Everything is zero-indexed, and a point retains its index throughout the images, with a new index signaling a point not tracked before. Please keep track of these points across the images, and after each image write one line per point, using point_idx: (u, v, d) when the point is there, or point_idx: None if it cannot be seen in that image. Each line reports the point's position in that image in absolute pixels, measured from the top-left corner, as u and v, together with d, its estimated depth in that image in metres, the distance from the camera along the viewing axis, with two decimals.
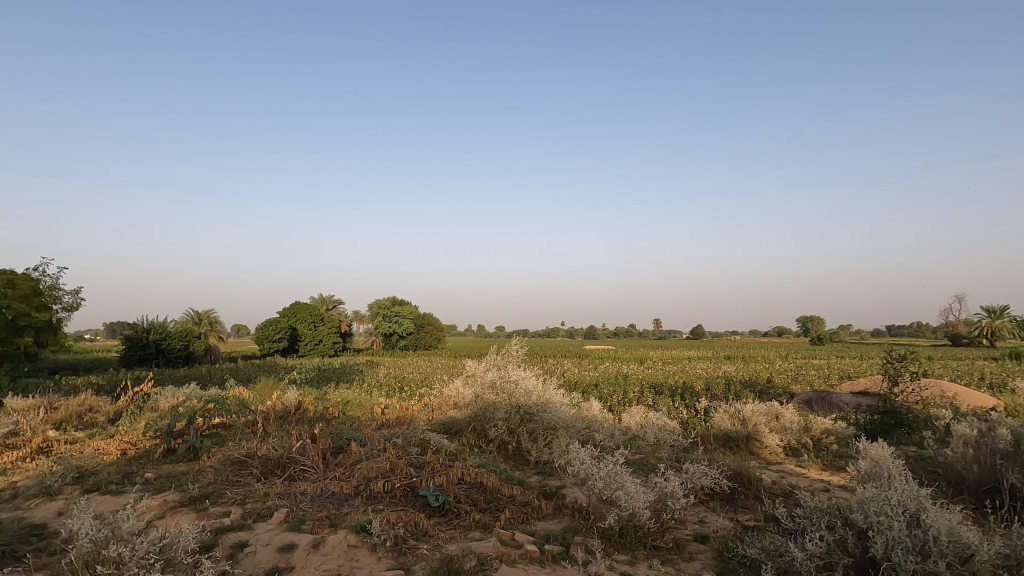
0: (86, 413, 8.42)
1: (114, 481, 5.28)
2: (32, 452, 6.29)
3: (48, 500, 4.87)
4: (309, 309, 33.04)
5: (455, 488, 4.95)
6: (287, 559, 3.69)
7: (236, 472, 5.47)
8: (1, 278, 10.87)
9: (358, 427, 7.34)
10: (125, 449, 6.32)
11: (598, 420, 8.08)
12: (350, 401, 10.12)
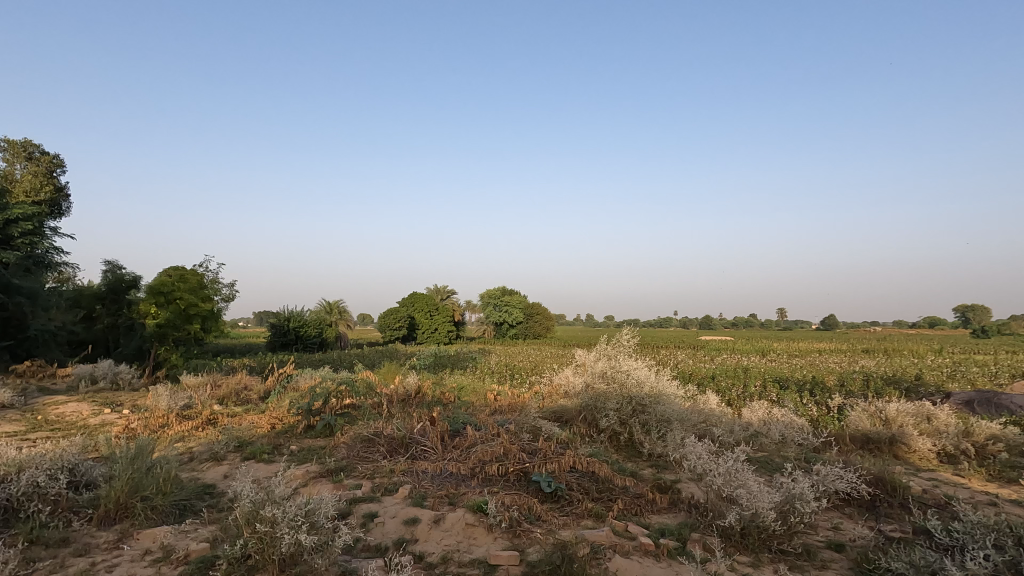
0: (243, 391, 9.63)
1: (266, 450, 6.01)
2: (203, 422, 7.34)
3: (216, 464, 5.65)
4: (425, 301, 34.83)
5: (567, 476, 4.99)
6: (412, 531, 3.97)
7: (366, 449, 5.94)
8: (175, 273, 12.69)
9: (473, 412, 7.65)
10: (274, 423, 7.14)
11: (715, 414, 7.70)
12: (465, 387, 10.56)
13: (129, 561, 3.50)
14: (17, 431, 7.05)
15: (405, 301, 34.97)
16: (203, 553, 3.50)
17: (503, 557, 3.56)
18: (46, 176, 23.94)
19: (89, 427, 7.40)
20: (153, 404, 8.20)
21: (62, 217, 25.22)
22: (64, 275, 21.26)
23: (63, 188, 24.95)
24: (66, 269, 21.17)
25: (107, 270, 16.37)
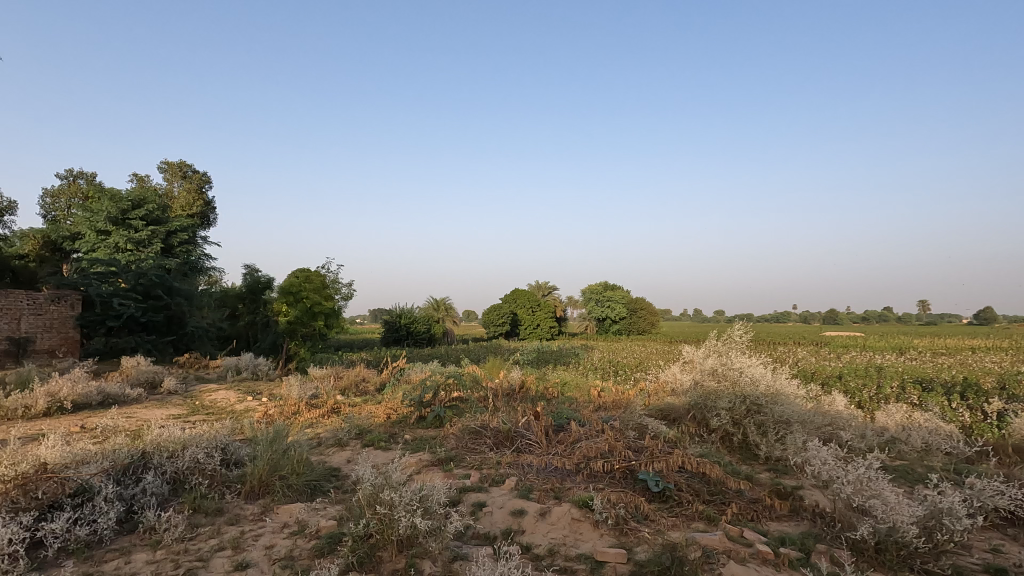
0: (362, 383, 10.38)
1: (383, 438, 6.44)
2: (328, 411, 8.03)
3: (340, 449, 6.16)
4: (527, 297, 35.24)
5: (675, 476, 4.83)
6: (519, 522, 4.06)
7: (474, 440, 6.14)
8: (302, 274, 13.97)
9: (576, 407, 7.64)
10: (389, 413, 7.63)
11: (843, 417, 7.05)
12: (568, 382, 10.56)
13: (271, 532, 3.93)
14: (182, 414, 8.16)
15: (507, 298, 35.65)
16: (332, 529, 3.83)
17: (610, 555, 3.53)
18: (198, 192, 27.39)
19: (235, 411, 8.39)
20: (286, 393, 9.11)
21: (211, 227, 28.76)
22: (214, 278, 24.23)
23: (211, 201, 28.41)
24: (214, 273, 24.12)
25: (247, 273, 18.40)
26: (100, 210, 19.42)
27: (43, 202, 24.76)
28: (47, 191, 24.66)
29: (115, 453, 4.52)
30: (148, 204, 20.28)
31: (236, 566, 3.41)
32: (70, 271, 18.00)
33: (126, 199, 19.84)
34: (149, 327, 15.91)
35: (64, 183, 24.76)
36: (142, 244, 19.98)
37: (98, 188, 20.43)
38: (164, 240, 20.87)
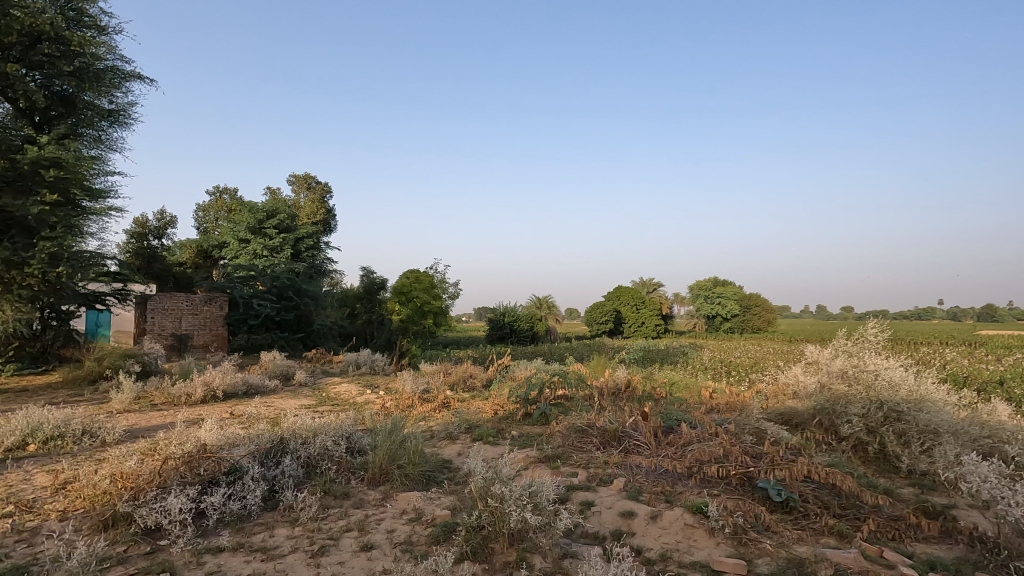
0: (469, 379, 10.73)
1: (491, 433, 6.62)
2: (439, 405, 8.41)
3: (452, 442, 6.42)
4: (630, 294, 34.39)
5: (801, 486, 4.47)
6: (628, 524, 3.98)
7: (580, 439, 6.10)
8: (412, 275, 14.81)
9: (687, 409, 7.34)
10: (496, 409, 7.83)
11: (1007, 428, 6.11)
12: (676, 383, 10.16)
13: (392, 517, 4.19)
14: (312, 404, 8.97)
15: (610, 295, 35.04)
16: (446, 518, 4.01)
17: (728, 565, 3.35)
18: (321, 201, 29.86)
19: (357, 403, 9.06)
20: (401, 387, 9.70)
21: (332, 233, 31.24)
22: (335, 280, 26.31)
23: (332, 209, 30.86)
24: (336, 275, 26.17)
25: (364, 274, 19.79)
26: (241, 221, 21.93)
27: (197, 216, 28.37)
28: (201, 206, 28.21)
29: (259, 437, 5.07)
30: (280, 214, 22.48)
31: (361, 547, 3.69)
32: (219, 275, 20.47)
33: (262, 210, 22.10)
34: (282, 325, 17.68)
35: (213, 198, 28.17)
36: (275, 250, 22.18)
37: (239, 201, 23.00)
38: (294, 246, 22.99)
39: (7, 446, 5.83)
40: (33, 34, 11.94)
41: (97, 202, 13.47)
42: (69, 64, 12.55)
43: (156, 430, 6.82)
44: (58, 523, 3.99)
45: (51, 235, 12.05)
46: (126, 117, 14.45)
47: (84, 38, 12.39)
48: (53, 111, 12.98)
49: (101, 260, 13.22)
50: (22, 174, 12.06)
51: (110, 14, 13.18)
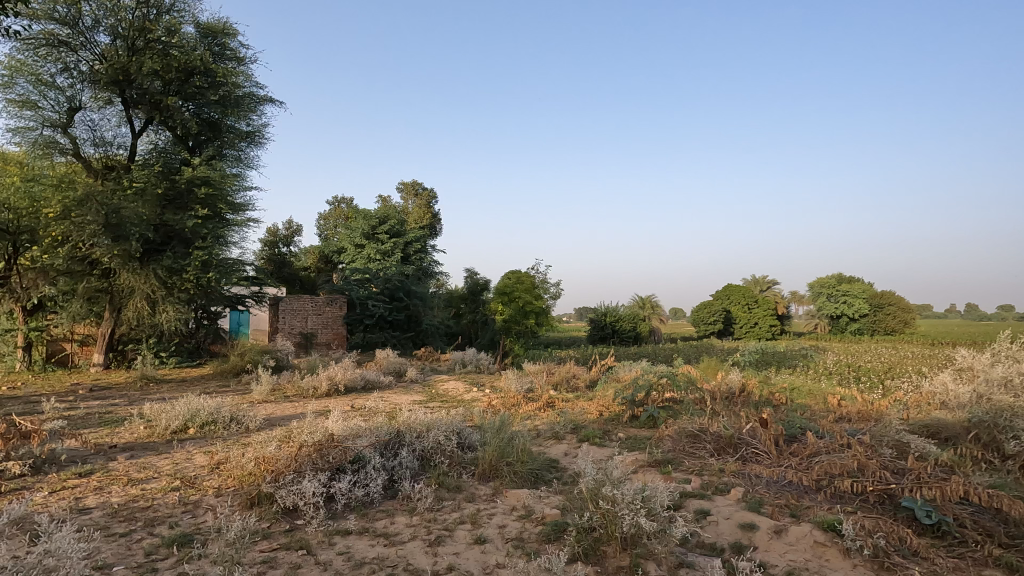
0: (573, 379, 10.70)
1: (598, 435, 6.54)
2: (544, 404, 8.46)
3: (558, 442, 6.44)
4: (741, 293, 32.39)
5: (956, 508, 3.95)
6: (749, 537, 3.75)
7: (692, 444, 5.85)
8: (514, 276, 15.05)
9: (811, 417, 6.76)
10: (602, 410, 7.74)
11: None
12: (798, 388, 9.40)
13: (503, 512, 4.28)
14: (423, 400, 9.42)
15: (718, 294, 33.25)
16: (556, 518, 4.02)
17: None
18: (427, 206, 31.31)
19: (464, 400, 9.37)
20: (506, 385, 9.90)
21: (438, 237, 32.63)
22: (441, 281, 27.41)
23: (438, 214, 32.23)
24: (442, 277, 27.27)
25: (468, 276, 20.37)
26: (357, 228, 23.61)
27: (319, 224, 30.93)
28: (322, 215, 30.72)
29: (378, 429, 5.40)
30: (390, 220, 23.91)
31: (475, 540, 3.80)
32: (339, 278, 22.13)
33: (375, 216, 23.68)
34: (394, 325, 18.77)
35: (332, 208, 30.57)
36: (387, 254, 23.54)
37: (355, 209, 24.71)
38: (403, 250, 24.32)
39: (172, 429, 6.71)
40: (188, 70, 13.70)
41: (239, 214, 15.16)
42: (216, 94, 14.25)
43: (289, 420, 7.52)
44: (215, 498, 4.53)
45: (203, 245, 13.75)
46: (261, 137, 16.06)
47: (227, 70, 14.03)
48: (204, 136, 14.81)
49: (242, 266, 14.85)
50: (181, 193, 13.88)
51: (248, 47, 14.81)
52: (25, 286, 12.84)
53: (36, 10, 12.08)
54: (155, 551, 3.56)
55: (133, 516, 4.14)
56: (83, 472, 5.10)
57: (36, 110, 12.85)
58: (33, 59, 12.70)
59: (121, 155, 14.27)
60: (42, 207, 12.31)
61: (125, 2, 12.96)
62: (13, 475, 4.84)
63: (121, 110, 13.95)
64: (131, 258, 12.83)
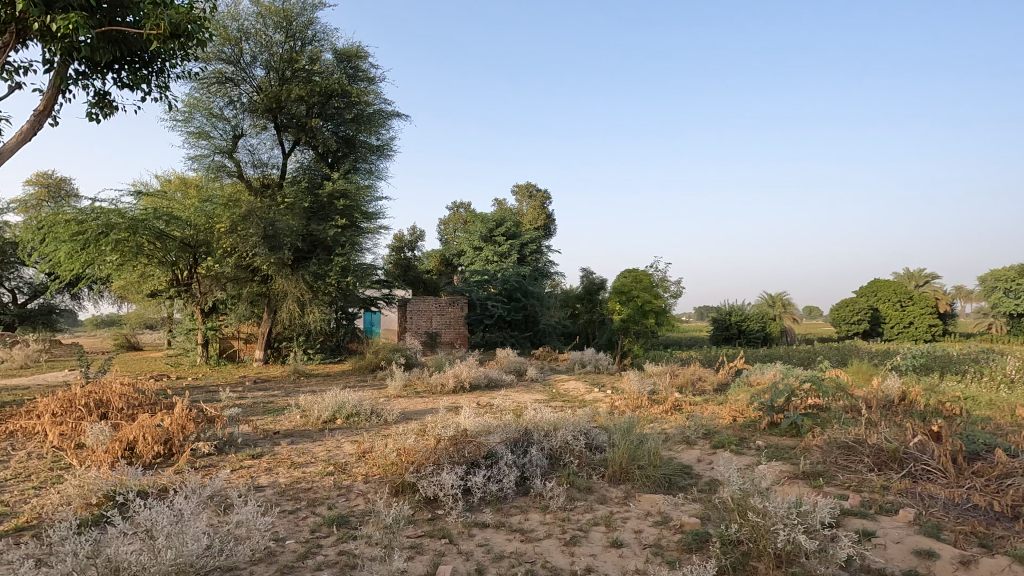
0: (699, 381, 10.17)
1: (733, 441, 6.16)
2: (671, 407, 8.13)
3: (689, 447, 6.15)
4: (892, 290, 28.73)
5: None
6: (928, 566, 3.30)
7: (846, 456, 5.28)
8: (632, 275, 14.67)
9: (996, 432, 5.81)
10: (736, 415, 7.27)
11: None
12: (974, 398, 8.11)
13: (637, 517, 4.17)
14: (545, 399, 9.50)
15: (863, 290, 29.79)
16: (696, 526, 3.85)
17: None
18: (541, 207, 31.63)
19: (586, 401, 9.31)
20: (628, 386, 9.68)
21: (552, 237, 32.79)
22: (557, 282, 27.50)
23: (552, 214, 32.42)
24: (557, 277, 27.35)
25: (584, 275, 20.22)
26: (475, 231, 24.46)
27: (440, 229, 32.52)
28: (442, 220, 32.25)
29: (508, 425, 5.53)
30: (506, 222, 24.47)
31: (612, 543, 3.74)
32: (459, 280, 23.09)
33: (492, 219, 24.37)
34: (513, 325, 19.20)
35: (451, 213, 31.99)
36: (504, 255, 24.14)
37: (473, 213, 25.59)
38: (519, 251, 24.76)
39: (324, 419, 7.41)
40: (328, 93, 15.10)
41: (372, 223, 16.41)
42: (351, 113, 15.55)
43: (422, 414, 7.97)
44: (364, 484, 4.92)
45: (342, 252, 15.08)
46: (390, 150, 17.21)
47: (360, 90, 15.26)
48: (342, 153, 16.20)
49: (375, 270, 16.07)
50: (323, 205, 15.33)
51: (377, 66, 15.96)
52: (203, 291, 15.00)
53: (208, 53, 14.02)
54: (318, 529, 3.94)
55: (298, 496, 4.62)
56: (256, 454, 5.80)
57: (209, 139, 14.94)
58: (206, 96, 14.72)
59: (275, 174, 16.11)
60: (214, 223, 14.24)
61: (276, 38, 14.62)
62: (203, 453, 5.63)
63: (274, 135, 15.70)
64: (284, 265, 14.44)
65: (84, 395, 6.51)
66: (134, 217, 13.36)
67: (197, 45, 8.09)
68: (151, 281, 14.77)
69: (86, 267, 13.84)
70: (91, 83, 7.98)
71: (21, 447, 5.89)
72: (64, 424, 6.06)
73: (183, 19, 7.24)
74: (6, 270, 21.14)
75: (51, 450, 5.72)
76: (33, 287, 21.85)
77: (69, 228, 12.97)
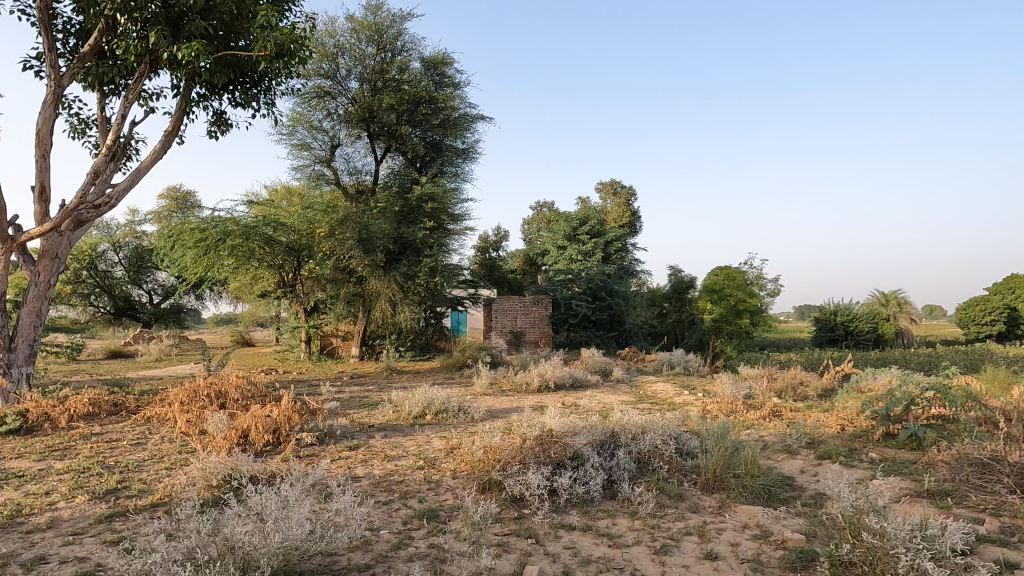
0: (800, 386, 9.46)
1: (842, 453, 5.67)
2: (769, 413, 7.63)
3: (791, 457, 5.74)
4: None
5: None
6: None
7: (980, 475, 4.68)
8: (724, 273, 13.95)
9: None
10: (844, 425, 6.69)
11: None
12: None
13: (734, 529, 3.94)
14: (632, 401, 9.26)
15: (997, 287, 26.36)
16: (801, 544, 3.57)
17: None
18: (626, 204, 30.97)
19: (676, 404, 8.97)
20: (721, 390, 9.22)
21: (638, 235, 31.98)
22: (643, 280, 26.78)
23: (638, 211, 31.65)
24: (643, 275, 26.63)
25: (672, 274, 19.52)
26: (559, 230, 24.40)
27: (524, 229, 32.80)
28: (526, 220, 32.49)
29: (594, 427, 5.43)
30: (590, 220, 24.18)
31: (705, 555, 3.56)
32: (543, 279, 23.16)
33: (575, 218, 24.18)
34: (598, 324, 18.92)
35: (535, 213, 32.14)
36: (588, 254, 23.87)
37: (556, 212, 25.55)
38: (604, 250, 24.36)
39: (414, 414, 7.69)
40: (416, 100, 15.70)
41: (458, 224, 16.85)
42: (438, 118, 16.05)
43: (508, 413, 8.05)
44: (453, 479, 5.04)
45: (431, 253, 15.57)
46: (475, 152, 17.57)
47: (446, 95, 15.72)
48: (429, 158, 16.78)
49: (461, 271, 16.47)
50: (412, 208, 15.95)
51: (462, 72, 16.35)
52: (306, 292, 16.12)
53: (309, 69, 15.04)
54: (410, 521, 4.08)
55: (390, 488, 4.82)
56: (353, 445, 6.13)
57: (310, 150, 16.05)
58: (308, 110, 15.78)
59: (368, 180, 16.97)
60: (315, 228, 15.21)
61: (368, 51, 15.42)
62: (306, 443, 6.03)
63: (367, 143, 16.52)
64: (377, 266, 15.17)
65: (206, 386, 7.22)
66: (246, 224, 14.65)
67: (299, 63, 8.69)
68: (262, 282, 16.07)
69: (208, 271, 15.40)
70: (210, 104, 8.80)
71: (157, 431, 6.63)
72: (190, 411, 6.75)
73: (287, 39, 7.81)
74: (144, 274, 23.98)
75: (180, 434, 6.39)
76: (166, 288, 24.58)
77: (194, 236, 14.46)
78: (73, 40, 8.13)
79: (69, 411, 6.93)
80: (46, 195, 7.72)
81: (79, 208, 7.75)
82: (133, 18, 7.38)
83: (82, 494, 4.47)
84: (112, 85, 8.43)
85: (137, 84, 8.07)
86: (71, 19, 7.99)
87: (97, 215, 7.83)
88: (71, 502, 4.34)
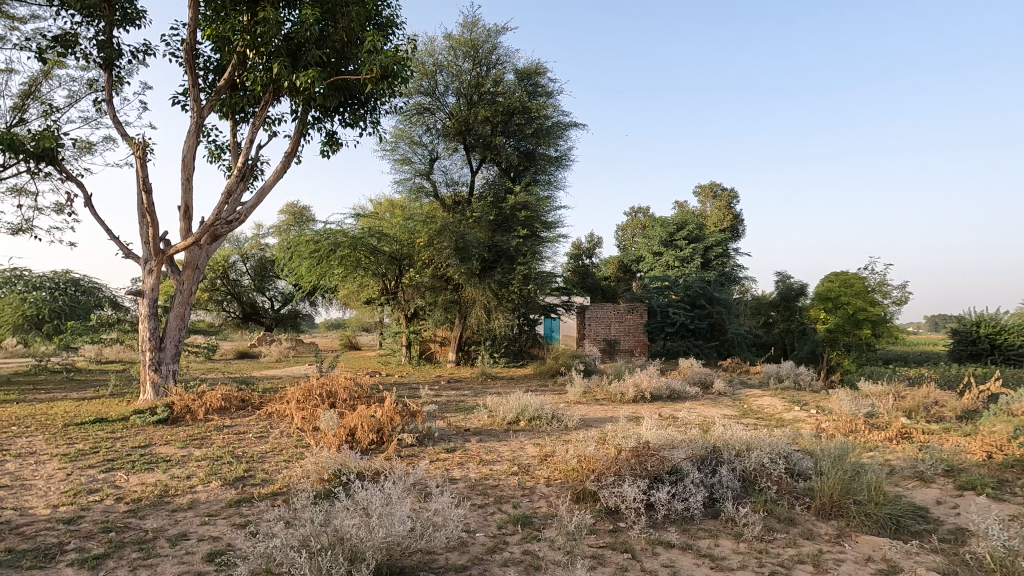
0: (934, 406, 8.41)
1: (989, 484, 4.95)
2: (897, 435, 6.85)
3: (924, 485, 5.12)
4: None
5: None
6: None
7: None
8: (840, 279, 12.80)
9: None
10: (992, 452, 5.81)
11: None
12: None
13: (855, 561, 3.59)
14: (735, 416, 8.74)
15: None
16: None
17: None
18: (727, 207, 29.45)
19: (785, 420, 8.34)
20: (837, 407, 8.44)
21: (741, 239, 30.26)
22: (746, 287, 25.31)
23: (740, 215, 29.97)
24: (747, 282, 25.18)
25: (779, 280, 18.32)
26: (655, 236, 23.68)
27: (618, 235, 32.26)
28: (620, 226, 31.89)
29: (694, 442, 5.17)
30: (688, 225, 23.23)
31: None
32: (639, 287, 22.61)
33: (672, 223, 23.35)
34: (697, 333, 18.08)
35: (630, 218, 31.45)
36: (686, 259, 22.94)
37: (652, 218, 24.84)
38: (704, 255, 23.28)
39: (508, 420, 7.80)
40: (511, 111, 16.00)
41: (552, 232, 16.98)
42: (532, 128, 16.30)
43: (601, 423, 7.91)
44: (546, 487, 5.03)
45: (525, 261, 15.72)
46: (568, 160, 17.57)
47: (539, 104, 15.89)
48: (523, 167, 17.05)
49: (555, 278, 16.45)
50: (507, 217, 16.29)
51: (556, 80, 16.46)
52: (407, 299, 16.95)
53: (411, 88, 15.81)
54: (505, 526, 4.13)
55: (485, 492, 4.91)
56: (450, 448, 6.32)
57: (411, 164, 16.93)
58: (409, 126, 16.65)
59: (464, 191, 17.57)
60: (415, 238, 15.93)
61: (465, 66, 15.93)
62: (407, 443, 6.33)
63: (464, 156, 17.17)
64: (473, 274, 15.55)
65: (319, 385, 7.80)
66: (354, 235, 15.70)
67: (402, 83, 9.19)
68: (367, 290, 17.09)
69: (321, 279, 16.64)
70: (323, 126, 9.56)
71: (277, 426, 7.26)
72: (305, 409, 7.34)
73: (391, 60, 8.27)
74: (267, 282, 26.45)
75: (297, 430, 6.96)
76: (285, 295, 26.93)
77: (309, 247, 15.72)
78: (212, 75, 9.18)
79: (205, 405, 7.79)
80: (189, 214, 8.78)
81: (215, 224, 8.72)
82: (260, 52, 8.19)
83: (216, 479, 5.01)
84: (243, 114, 9.41)
85: (262, 111, 8.95)
86: (210, 57, 9.04)
87: (230, 229, 8.73)
88: (208, 486, 4.88)
